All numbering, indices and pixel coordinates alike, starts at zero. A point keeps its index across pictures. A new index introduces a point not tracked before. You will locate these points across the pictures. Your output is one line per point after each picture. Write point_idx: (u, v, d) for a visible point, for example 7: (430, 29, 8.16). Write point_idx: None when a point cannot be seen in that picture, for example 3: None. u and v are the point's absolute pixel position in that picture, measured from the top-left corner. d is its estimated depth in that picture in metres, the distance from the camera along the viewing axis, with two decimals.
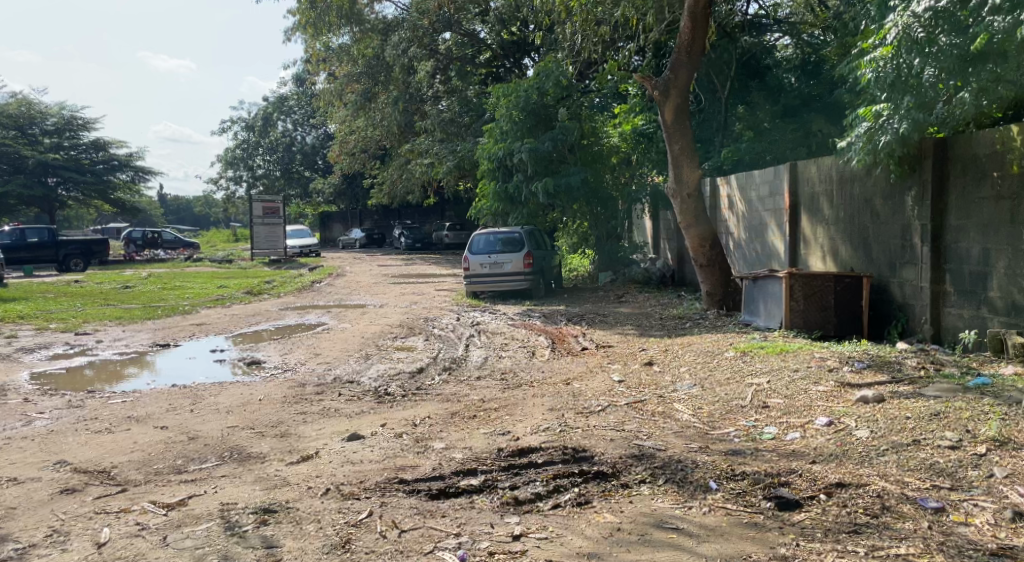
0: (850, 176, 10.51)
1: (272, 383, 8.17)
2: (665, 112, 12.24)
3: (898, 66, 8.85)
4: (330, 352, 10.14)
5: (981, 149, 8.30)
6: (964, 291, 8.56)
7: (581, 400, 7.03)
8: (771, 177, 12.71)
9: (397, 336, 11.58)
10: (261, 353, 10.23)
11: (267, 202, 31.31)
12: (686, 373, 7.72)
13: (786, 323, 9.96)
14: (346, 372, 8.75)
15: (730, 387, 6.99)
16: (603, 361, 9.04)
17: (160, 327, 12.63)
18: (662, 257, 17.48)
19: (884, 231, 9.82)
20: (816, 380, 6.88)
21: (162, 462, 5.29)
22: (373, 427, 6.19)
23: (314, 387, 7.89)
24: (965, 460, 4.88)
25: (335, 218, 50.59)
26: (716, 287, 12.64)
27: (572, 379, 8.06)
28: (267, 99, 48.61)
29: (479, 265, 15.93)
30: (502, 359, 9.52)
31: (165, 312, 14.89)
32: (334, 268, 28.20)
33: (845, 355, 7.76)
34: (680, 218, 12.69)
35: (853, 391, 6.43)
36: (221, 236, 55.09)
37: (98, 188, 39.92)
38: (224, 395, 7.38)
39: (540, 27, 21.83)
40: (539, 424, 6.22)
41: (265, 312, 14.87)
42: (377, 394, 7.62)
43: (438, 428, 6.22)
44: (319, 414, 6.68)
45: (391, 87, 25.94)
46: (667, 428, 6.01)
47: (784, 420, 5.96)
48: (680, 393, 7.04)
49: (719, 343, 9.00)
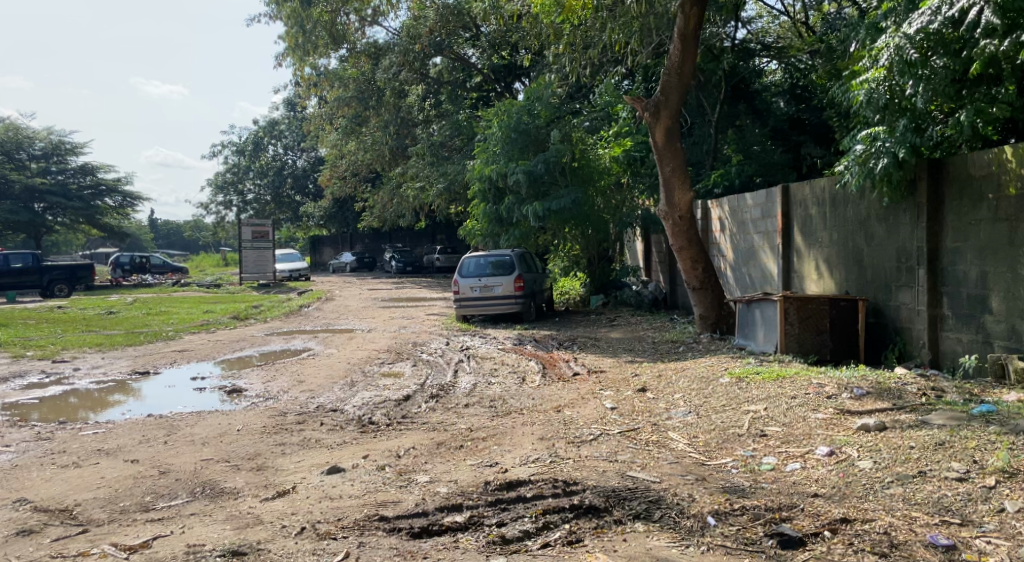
0: (843, 198, 10.38)
1: (252, 412, 7.88)
2: (656, 134, 12.06)
3: (891, 89, 8.75)
4: (315, 379, 9.86)
5: (977, 170, 8.16)
6: (963, 314, 8.37)
7: (572, 429, 6.78)
8: (763, 200, 12.56)
9: (385, 361, 11.31)
10: (243, 381, 9.91)
11: (257, 226, 31.02)
12: (681, 400, 7.48)
13: (782, 347, 9.74)
14: (329, 400, 8.47)
15: (727, 414, 6.75)
16: (595, 387, 8.78)
17: (141, 354, 12.31)
18: (655, 280, 17.31)
19: (880, 254, 9.64)
20: (815, 407, 6.64)
21: (129, 500, 5.02)
22: (354, 460, 5.92)
23: (296, 416, 7.61)
24: (974, 493, 4.64)
25: (326, 242, 50.36)
26: (708, 310, 12.44)
27: (563, 407, 7.80)
28: (258, 124, 48.57)
29: (469, 288, 15.70)
30: (492, 385, 9.25)
31: (147, 338, 14.57)
32: (323, 292, 27.96)
33: (843, 380, 7.54)
34: (671, 241, 12.50)
35: (854, 419, 6.20)
36: (211, 261, 54.81)
37: (86, 214, 39.57)
38: (200, 426, 7.09)
39: (531, 50, 21.76)
40: (528, 455, 5.96)
41: (250, 338, 14.58)
42: (360, 423, 7.34)
43: (424, 459, 5.95)
44: (299, 445, 6.40)
45: (382, 111, 25.62)
46: (662, 459, 5.76)
47: (782, 450, 5.72)
48: (675, 421, 6.79)
49: (713, 368, 8.78)
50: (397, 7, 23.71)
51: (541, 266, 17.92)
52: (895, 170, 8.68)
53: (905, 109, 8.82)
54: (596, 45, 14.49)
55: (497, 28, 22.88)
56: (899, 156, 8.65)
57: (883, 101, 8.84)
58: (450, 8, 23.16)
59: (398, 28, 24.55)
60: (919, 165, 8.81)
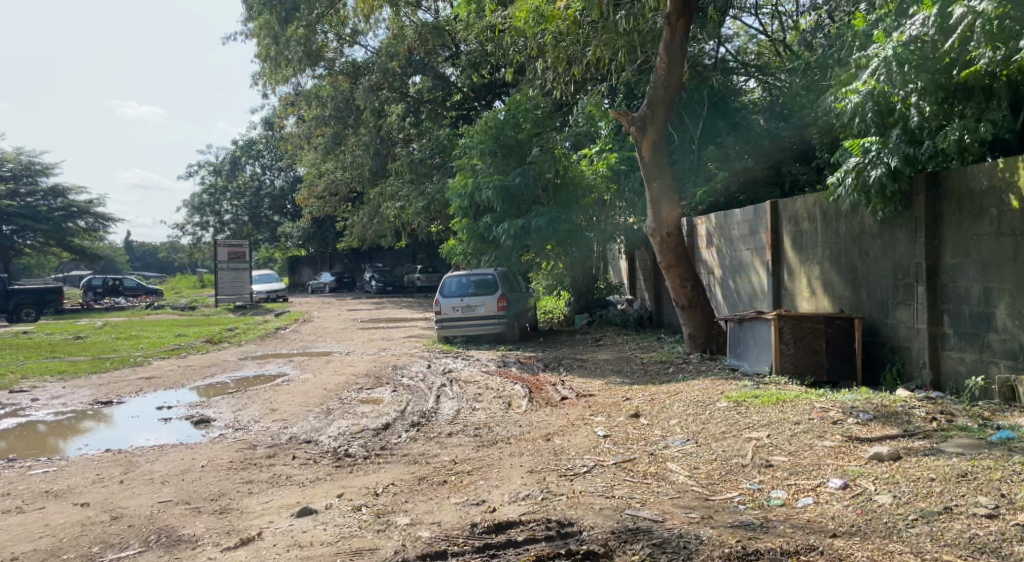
0: (835, 213, 10.06)
1: (218, 445, 7.36)
2: (643, 149, 11.72)
3: (881, 99, 8.66)
4: (289, 407, 9.34)
5: (977, 183, 7.79)
6: (965, 333, 7.98)
7: (563, 460, 6.33)
8: (752, 216, 12.23)
9: (363, 387, 10.80)
10: (212, 410, 9.37)
11: (233, 247, 30.37)
12: (677, 427, 7.03)
13: (776, 368, 9.36)
14: (303, 431, 7.97)
15: (728, 442, 6.32)
16: (585, 412, 8.34)
17: (105, 382, 11.73)
18: (640, 299, 16.98)
19: (875, 271, 9.30)
20: (821, 434, 6.22)
21: (74, 552, 4.52)
22: (328, 499, 5.42)
23: (265, 449, 7.09)
24: (1007, 532, 4.24)
25: (305, 262, 49.72)
26: (698, 329, 12.06)
27: (553, 434, 7.35)
28: (235, 143, 48.08)
29: (451, 308, 15.24)
30: (476, 412, 8.78)
31: (113, 365, 13.94)
32: (301, 314, 27.35)
33: (846, 403, 7.12)
34: (659, 259, 12.13)
35: (864, 447, 5.79)
36: (186, 282, 53.93)
37: (56, 236, 38.78)
38: (162, 462, 6.58)
39: (512, 69, 21.49)
40: (518, 491, 5.49)
41: (222, 363, 14.03)
42: (335, 456, 6.84)
43: (404, 497, 5.46)
44: (267, 483, 5.89)
45: (361, 130, 25.43)
46: (663, 494, 5.31)
47: (792, 483, 5.29)
48: (673, 451, 6.34)
49: (708, 391, 8.35)
50: (375, 25, 23.43)
51: (524, 285, 17.49)
52: (889, 183, 8.35)
53: (897, 120, 8.61)
54: (580, 61, 14.13)
55: (477, 47, 22.60)
56: (893, 167, 8.32)
57: (874, 112, 8.70)
58: (429, 26, 22.50)
59: (377, 46, 24.28)
60: (914, 178, 8.47)
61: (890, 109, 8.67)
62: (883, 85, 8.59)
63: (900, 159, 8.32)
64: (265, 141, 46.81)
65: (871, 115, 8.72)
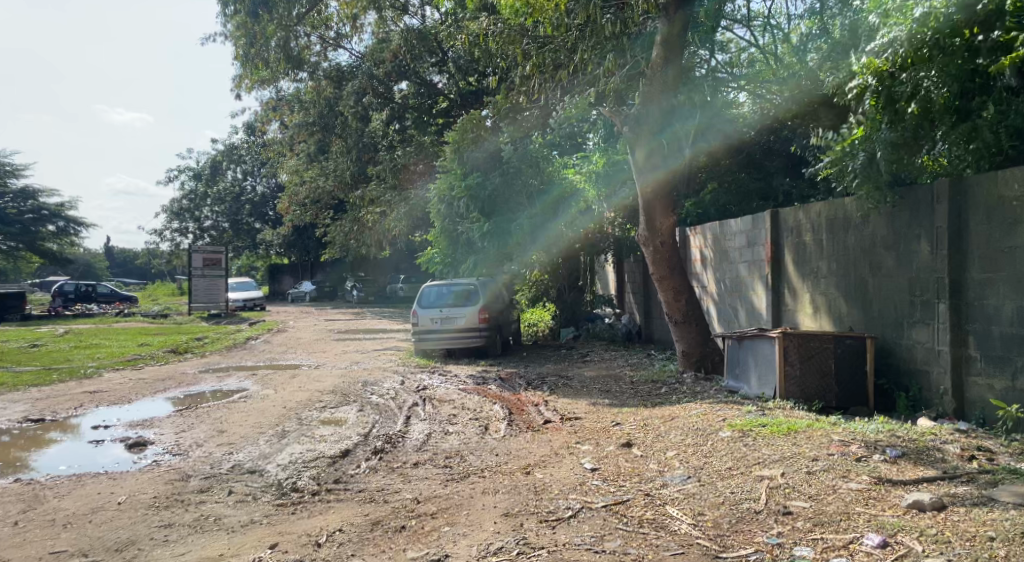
0: (843, 222, 9.23)
1: (147, 475, 6.46)
2: (636, 150, 11.01)
3: (884, 84, 7.70)
4: (241, 428, 8.40)
5: (1010, 189, 6.90)
6: (994, 357, 7.09)
7: (544, 500, 5.41)
8: (750, 225, 11.41)
9: (327, 405, 9.83)
10: (152, 431, 8.45)
11: (208, 254, 29.29)
12: (675, 461, 6.13)
13: (781, 392, 8.50)
14: (249, 458, 7.02)
15: (735, 481, 5.41)
16: (570, 440, 7.42)
17: (45, 398, 10.77)
18: (629, 312, 16.23)
19: (888, 286, 8.45)
20: (843, 473, 5.29)
21: None
22: (257, 554, 4.53)
23: (199, 482, 6.16)
24: None
25: (285, 270, 47.98)
26: (692, 346, 11.17)
27: (534, 466, 6.43)
28: (216, 148, 47.14)
29: (430, 320, 14.29)
30: (448, 437, 7.83)
31: (61, 377, 12.97)
32: (277, 323, 26.40)
33: (868, 435, 6.21)
34: (651, 270, 11.33)
35: (898, 492, 4.89)
36: (165, 289, 52.72)
37: (25, 239, 37.62)
38: (72, 499, 5.70)
39: (498, 75, 20.58)
40: (487, 543, 4.60)
41: (178, 376, 13.05)
42: (280, 491, 5.90)
43: (350, 551, 4.57)
44: (190, 528, 5.01)
45: (345, 136, 24.35)
46: (662, 549, 4.44)
47: (817, 537, 4.40)
48: (671, 491, 5.43)
49: (707, 417, 7.47)
50: (360, 30, 22.65)
51: (507, 295, 16.65)
52: (870, 169, 7.86)
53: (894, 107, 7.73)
54: (565, 68, 13.26)
55: (464, 53, 21.66)
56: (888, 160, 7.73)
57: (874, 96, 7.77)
58: (414, 31, 21.97)
59: (361, 51, 23.41)
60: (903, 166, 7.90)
61: (895, 101, 7.69)
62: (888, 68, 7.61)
63: (887, 144, 7.78)
64: (246, 146, 45.76)
65: (870, 97, 7.80)
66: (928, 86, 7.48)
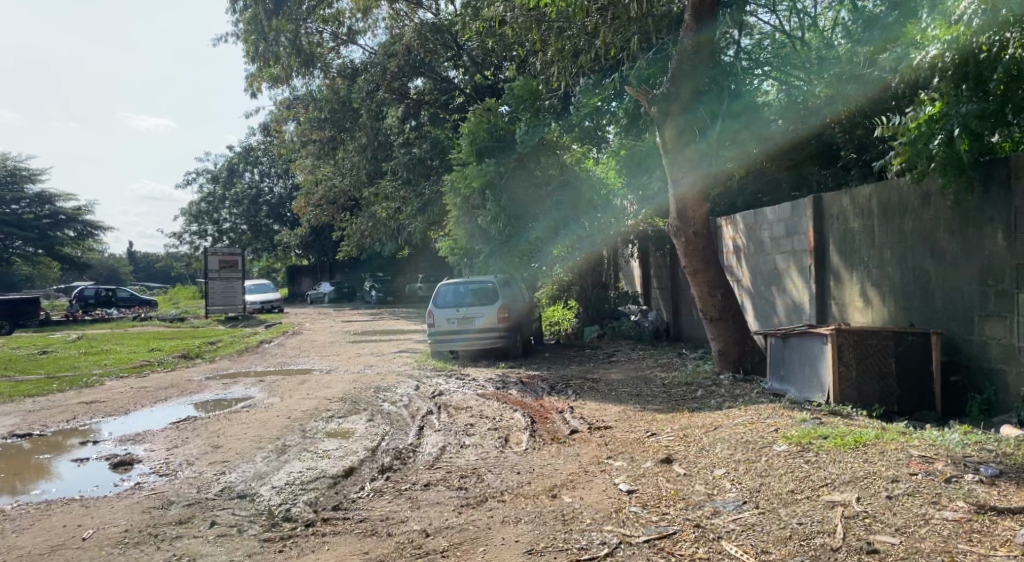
0: (896, 204, 8.28)
1: (126, 501, 5.73)
2: (665, 133, 10.13)
3: (962, 51, 6.90)
4: (238, 442, 7.66)
5: None
6: None
7: (573, 533, 4.63)
8: (788, 213, 10.50)
9: (334, 415, 9.08)
10: (142, 447, 7.73)
11: (224, 256, 28.70)
12: (725, 481, 5.30)
13: (834, 396, 7.60)
14: (241, 479, 6.29)
15: (802, 508, 4.57)
16: (601, 454, 6.58)
17: (37, 410, 10.09)
18: (656, 307, 15.38)
19: (953, 276, 7.52)
20: (933, 498, 4.47)
21: None
22: None
23: (180, 510, 5.41)
24: None
25: (304, 272, 47.51)
26: (729, 345, 10.28)
27: (561, 488, 5.60)
28: (234, 151, 46.79)
29: (446, 321, 13.52)
30: (464, 450, 7.04)
31: (60, 386, 12.29)
32: (292, 325, 25.74)
33: (952, 448, 5.33)
34: (684, 263, 10.44)
35: (1007, 526, 4.09)
36: (186, 293, 52.33)
37: (43, 244, 37.35)
38: (30, 534, 4.96)
39: (515, 65, 19.78)
40: None
41: (182, 384, 12.34)
42: (272, 519, 5.15)
43: None
44: None
45: (359, 133, 23.22)
46: None
47: None
48: (725, 520, 4.61)
49: (756, 427, 6.62)
50: (375, 25, 21.99)
51: (528, 293, 15.82)
52: (950, 148, 6.90)
53: (976, 78, 6.91)
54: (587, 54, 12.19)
55: (479, 44, 20.86)
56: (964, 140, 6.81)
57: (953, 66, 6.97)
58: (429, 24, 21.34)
59: (375, 46, 22.64)
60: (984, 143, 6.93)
61: (977, 69, 6.89)
62: (972, 33, 6.79)
63: (968, 117, 6.84)
64: (263, 147, 45.20)
65: (944, 63, 7.03)
66: (1016, 52, 6.65)
